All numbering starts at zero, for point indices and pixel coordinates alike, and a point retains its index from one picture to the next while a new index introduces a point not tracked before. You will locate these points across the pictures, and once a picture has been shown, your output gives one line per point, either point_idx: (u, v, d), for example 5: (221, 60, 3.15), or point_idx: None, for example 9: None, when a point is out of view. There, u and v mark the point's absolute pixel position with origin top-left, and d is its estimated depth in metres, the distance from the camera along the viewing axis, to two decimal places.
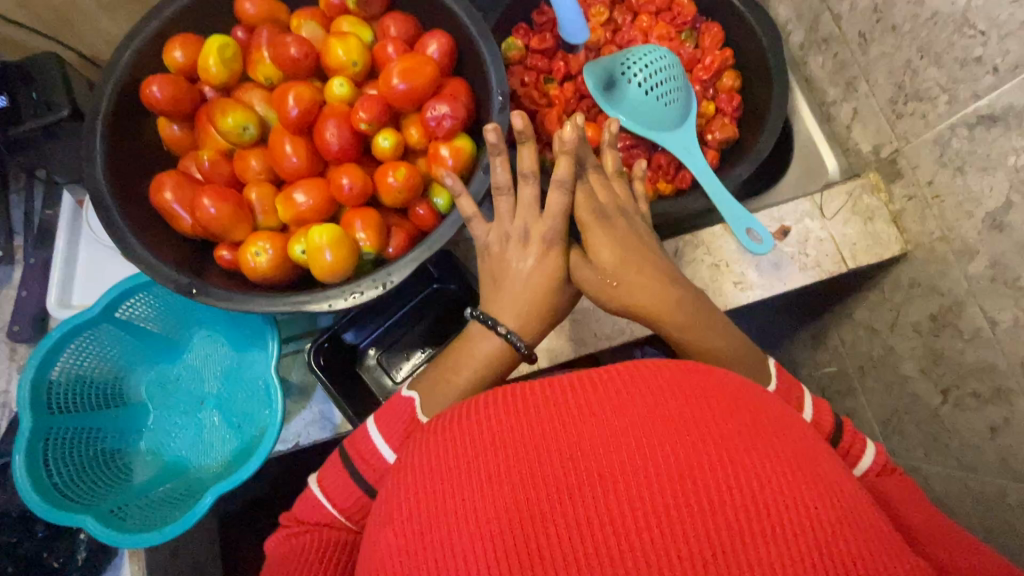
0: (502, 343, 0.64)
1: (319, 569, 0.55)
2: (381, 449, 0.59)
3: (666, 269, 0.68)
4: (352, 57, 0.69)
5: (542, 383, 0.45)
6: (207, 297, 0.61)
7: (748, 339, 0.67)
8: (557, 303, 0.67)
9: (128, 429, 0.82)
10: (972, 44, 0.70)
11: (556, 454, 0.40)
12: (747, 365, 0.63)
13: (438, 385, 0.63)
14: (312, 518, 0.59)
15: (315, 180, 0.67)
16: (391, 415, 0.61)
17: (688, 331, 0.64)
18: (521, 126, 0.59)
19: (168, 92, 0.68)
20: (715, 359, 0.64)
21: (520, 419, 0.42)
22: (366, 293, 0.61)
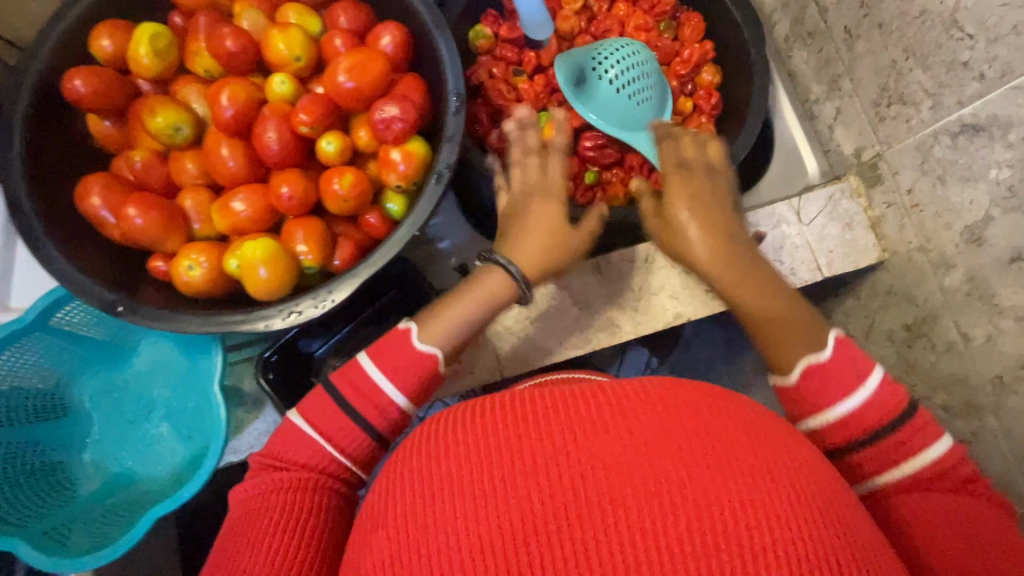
0: (505, 278, 0.64)
1: (289, 517, 0.52)
2: (380, 383, 0.59)
3: (727, 223, 0.66)
4: (295, 52, 0.64)
5: (507, 398, 0.43)
6: (134, 316, 0.57)
7: (812, 313, 0.58)
8: (557, 250, 0.67)
9: (71, 441, 0.79)
10: (960, 47, 0.66)
11: (527, 458, 0.38)
12: (795, 335, 0.57)
13: (449, 330, 0.63)
14: (292, 457, 0.57)
15: (255, 187, 0.62)
16: (405, 365, 0.60)
17: (731, 281, 0.62)
18: (525, 114, 0.74)
19: (93, 86, 0.62)
20: (757, 322, 0.60)
21: (495, 424, 0.41)
22: (304, 312, 0.57)
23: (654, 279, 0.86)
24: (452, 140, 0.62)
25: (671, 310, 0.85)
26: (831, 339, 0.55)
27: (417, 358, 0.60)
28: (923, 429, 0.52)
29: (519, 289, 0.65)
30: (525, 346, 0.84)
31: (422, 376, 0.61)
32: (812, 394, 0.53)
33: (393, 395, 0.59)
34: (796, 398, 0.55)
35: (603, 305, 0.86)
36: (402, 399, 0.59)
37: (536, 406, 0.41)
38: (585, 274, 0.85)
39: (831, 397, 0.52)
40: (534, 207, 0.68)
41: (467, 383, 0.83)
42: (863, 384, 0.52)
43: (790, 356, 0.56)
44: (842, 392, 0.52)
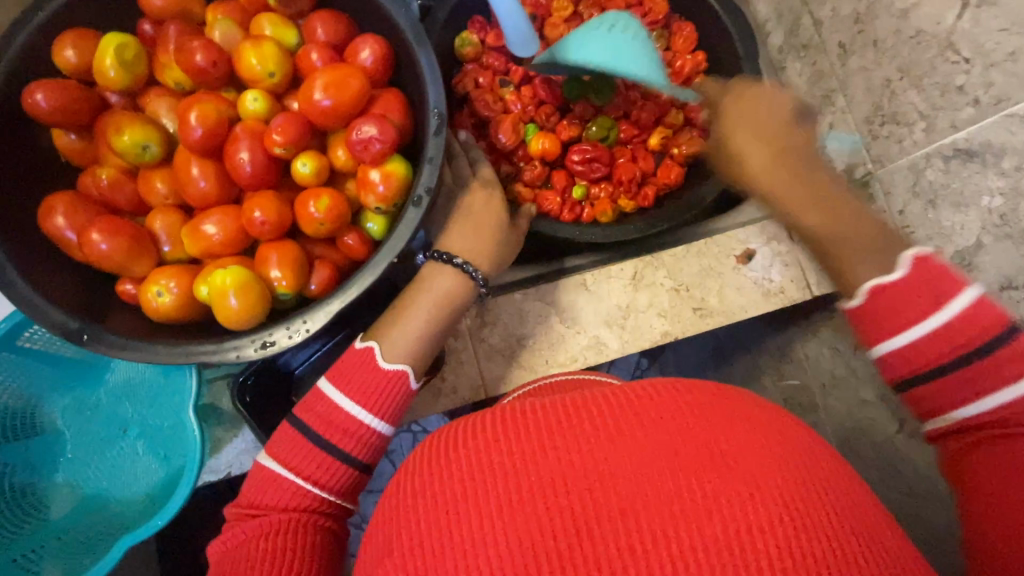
0: (446, 268, 0.66)
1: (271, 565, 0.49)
2: (345, 407, 0.57)
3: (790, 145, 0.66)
4: (268, 68, 0.61)
5: (511, 412, 0.41)
6: (100, 346, 0.54)
7: (885, 240, 0.60)
8: (495, 241, 0.70)
9: (42, 461, 0.77)
10: (955, 70, 0.65)
11: (520, 487, 0.36)
12: (867, 258, 0.58)
13: (410, 338, 0.62)
14: (266, 501, 0.54)
15: (227, 209, 0.60)
16: (369, 383, 0.58)
17: (790, 203, 0.65)
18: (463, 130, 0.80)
19: (57, 101, 0.60)
20: (826, 244, 0.63)
21: (508, 434, 0.38)
22: (277, 342, 0.55)
23: (642, 296, 0.84)
24: (433, 162, 0.60)
25: (659, 328, 0.84)
26: (910, 260, 0.53)
27: (394, 388, 0.59)
28: (995, 371, 0.49)
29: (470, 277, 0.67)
30: (510, 365, 0.82)
31: (393, 394, 0.59)
32: (882, 313, 0.53)
33: (365, 416, 0.57)
34: (871, 322, 0.54)
35: (591, 322, 0.83)
36: (375, 419, 0.57)
37: (503, 444, 0.38)
38: (572, 290, 0.84)
39: (909, 318, 0.52)
40: (471, 202, 0.71)
41: (449, 403, 0.82)
42: (943, 305, 0.51)
43: (860, 278, 0.58)
44: (919, 313, 0.51)
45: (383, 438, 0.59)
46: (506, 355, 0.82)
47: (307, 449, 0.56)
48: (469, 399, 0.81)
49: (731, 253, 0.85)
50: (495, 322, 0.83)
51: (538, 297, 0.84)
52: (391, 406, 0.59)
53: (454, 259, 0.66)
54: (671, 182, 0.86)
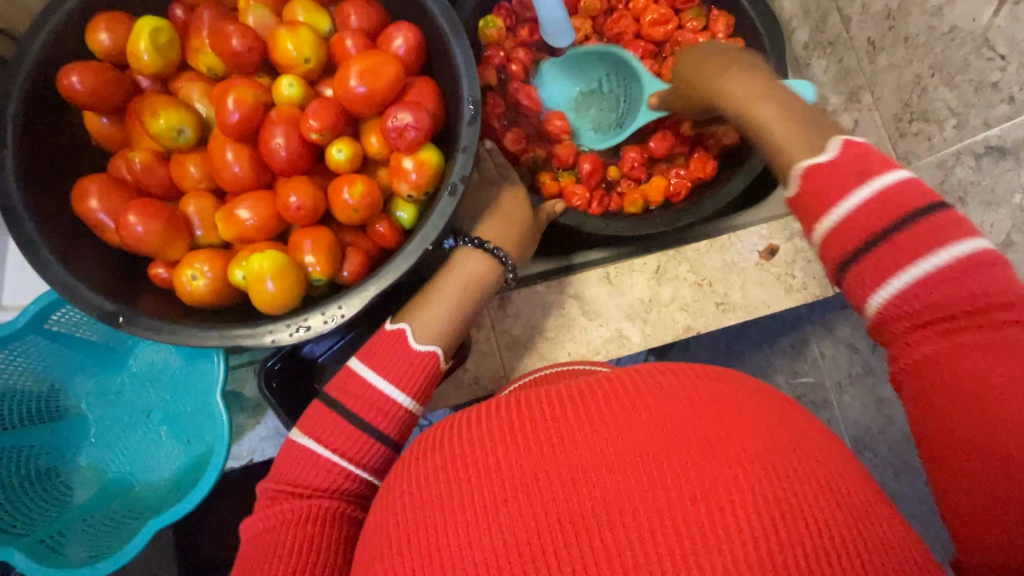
0: (481, 253, 0.67)
1: (307, 551, 0.50)
2: (376, 383, 0.57)
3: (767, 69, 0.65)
4: (304, 53, 0.61)
5: (549, 393, 0.43)
6: (135, 328, 0.55)
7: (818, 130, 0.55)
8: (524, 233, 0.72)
9: (66, 445, 0.77)
10: (989, 67, 0.65)
11: (563, 475, 0.37)
12: (806, 139, 0.55)
13: (441, 319, 0.63)
14: (299, 480, 0.55)
15: (261, 194, 0.60)
16: (399, 366, 0.58)
17: (733, 99, 0.63)
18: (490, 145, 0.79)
19: (93, 84, 0.60)
20: (764, 136, 0.59)
21: (545, 424, 0.40)
22: (312, 328, 0.55)
23: (665, 290, 0.84)
24: (467, 151, 0.59)
25: (682, 322, 0.84)
26: (837, 141, 0.51)
27: (422, 371, 0.60)
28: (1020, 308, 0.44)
29: (501, 262, 0.68)
30: (531, 356, 0.82)
31: (419, 373, 0.59)
32: (814, 195, 0.50)
33: (394, 395, 0.57)
34: (806, 208, 0.51)
35: (613, 315, 0.83)
36: (404, 398, 0.58)
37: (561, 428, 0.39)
38: (595, 284, 0.84)
39: (835, 199, 0.49)
40: (502, 198, 0.73)
41: (472, 393, 0.81)
42: (870, 180, 0.48)
43: (795, 160, 0.54)
44: (846, 192, 0.48)
45: (409, 415, 0.59)
46: (527, 346, 0.82)
47: (335, 431, 0.56)
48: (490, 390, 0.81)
49: (754, 249, 0.85)
50: (517, 314, 0.83)
51: (560, 289, 0.84)
52: (417, 386, 0.59)
53: (490, 245, 0.68)
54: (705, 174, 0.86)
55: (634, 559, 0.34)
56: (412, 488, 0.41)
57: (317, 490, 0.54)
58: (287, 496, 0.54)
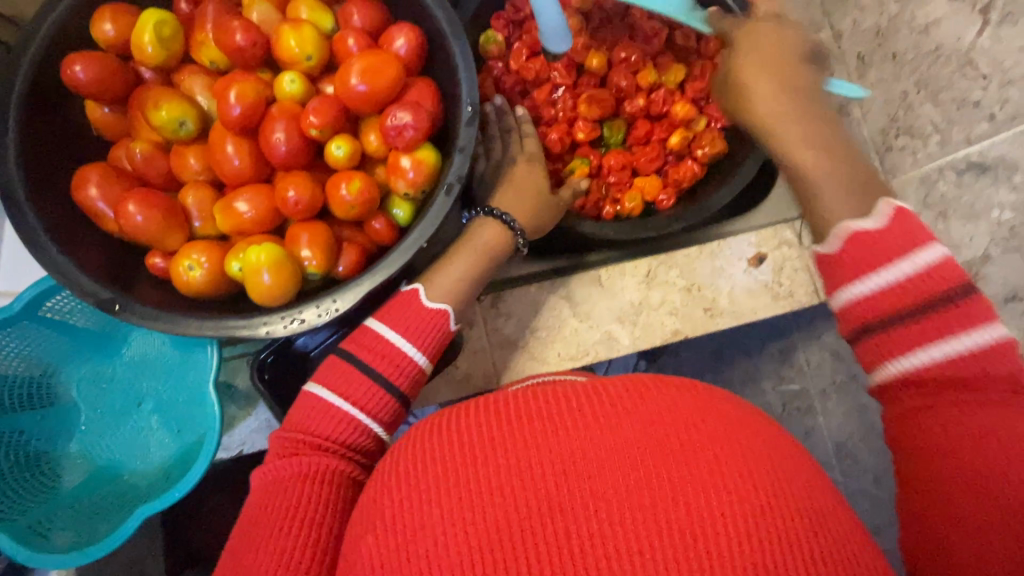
0: (499, 224, 0.70)
1: (315, 497, 0.51)
2: (388, 336, 0.61)
3: (815, 105, 0.58)
4: (306, 51, 0.62)
5: (534, 393, 0.44)
6: (131, 316, 0.55)
7: (868, 185, 0.53)
8: (545, 207, 0.74)
9: (57, 432, 0.77)
10: (972, 86, 0.68)
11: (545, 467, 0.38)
12: (848, 196, 0.53)
13: (455, 281, 0.67)
14: (312, 429, 0.56)
15: (260, 187, 0.61)
16: (414, 323, 0.62)
17: (779, 131, 0.57)
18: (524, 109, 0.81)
19: (96, 74, 0.60)
20: (806, 190, 0.56)
21: (533, 419, 0.41)
22: (306, 320, 0.56)
23: (655, 295, 0.86)
24: (464, 152, 0.61)
25: (670, 326, 0.85)
26: (886, 212, 0.50)
27: (433, 328, 0.63)
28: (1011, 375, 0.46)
29: (513, 235, 0.71)
30: (521, 355, 0.83)
31: (432, 331, 0.63)
32: (849, 264, 0.50)
33: (409, 350, 0.61)
34: (834, 269, 0.51)
35: (604, 317, 0.85)
36: (418, 352, 0.61)
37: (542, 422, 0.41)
38: (586, 285, 0.85)
39: (878, 266, 0.49)
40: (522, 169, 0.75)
41: (463, 389, 0.83)
42: (911, 256, 0.48)
43: (837, 219, 0.52)
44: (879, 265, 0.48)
45: (419, 372, 0.62)
46: (517, 345, 0.83)
47: (345, 381, 0.58)
48: (480, 389, 0.83)
49: (743, 256, 0.87)
50: (509, 314, 0.84)
51: (552, 290, 0.85)
52: (428, 342, 0.62)
53: (503, 214, 0.70)
54: (683, 178, 0.87)
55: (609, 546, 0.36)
56: (397, 473, 0.42)
57: (332, 440, 0.56)
58: (298, 441, 0.56)
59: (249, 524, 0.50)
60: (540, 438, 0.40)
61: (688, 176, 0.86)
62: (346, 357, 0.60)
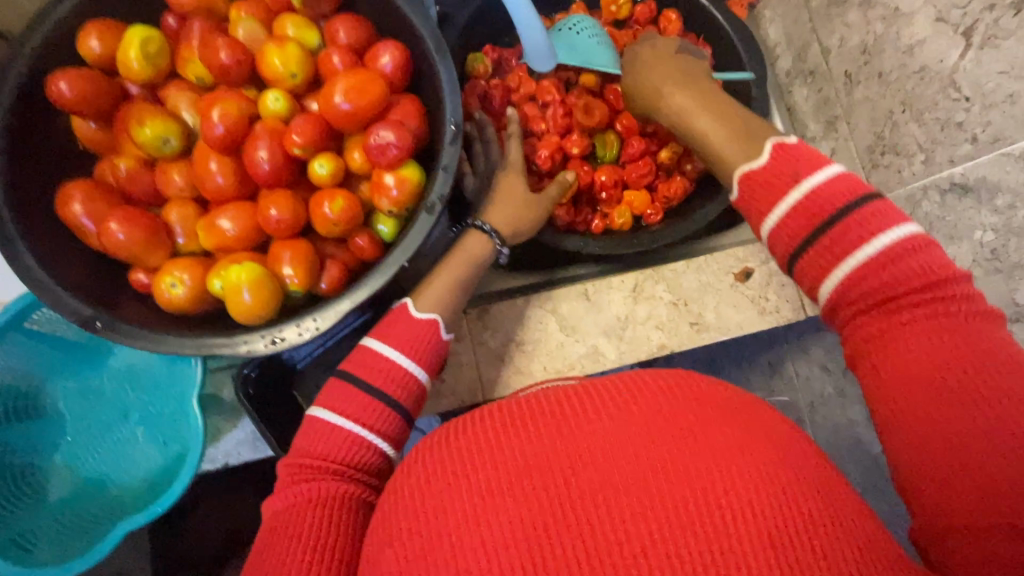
0: (484, 238, 0.71)
1: (325, 523, 0.51)
2: (383, 352, 0.61)
3: (699, 83, 0.66)
4: (291, 69, 0.62)
5: (509, 418, 0.44)
6: (112, 334, 0.55)
7: (760, 129, 0.58)
8: (529, 216, 0.74)
9: (42, 443, 0.78)
10: (955, 107, 0.67)
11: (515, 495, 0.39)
12: (738, 145, 0.58)
13: (443, 296, 0.67)
14: (316, 454, 0.56)
15: (243, 204, 0.61)
16: (410, 335, 0.63)
17: (671, 114, 0.66)
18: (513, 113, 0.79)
19: (80, 91, 0.60)
20: (708, 148, 0.61)
21: (507, 448, 0.42)
22: (287, 339, 0.57)
23: (641, 309, 0.86)
24: (447, 170, 0.61)
25: (656, 340, 0.86)
26: (770, 147, 0.54)
27: (427, 337, 0.64)
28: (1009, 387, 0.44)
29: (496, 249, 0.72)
30: (507, 368, 0.83)
31: (428, 341, 0.64)
32: (756, 193, 0.53)
33: (409, 364, 0.61)
34: (748, 208, 0.54)
35: (590, 331, 0.85)
36: (415, 366, 0.62)
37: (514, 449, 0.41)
38: (573, 299, 0.86)
39: (776, 196, 0.51)
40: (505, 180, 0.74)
41: (449, 403, 0.83)
42: (799, 182, 0.50)
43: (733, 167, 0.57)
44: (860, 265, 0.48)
45: (420, 386, 0.63)
46: (504, 359, 0.84)
47: (347, 400, 0.59)
48: (467, 401, 0.83)
49: (729, 271, 0.87)
50: (495, 327, 0.84)
51: (538, 304, 0.85)
52: (420, 354, 0.63)
53: (480, 222, 0.71)
54: (672, 196, 0.88)
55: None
56: (400, 508, 0.42)
57: (339, 463, 0.56)
58: (308, 465, 0.56)
59: (270, 547, 0.51)
60: (514, 465, 0.41)
61: (676, 193, 0.87)
62: (346, 376, 0.61)
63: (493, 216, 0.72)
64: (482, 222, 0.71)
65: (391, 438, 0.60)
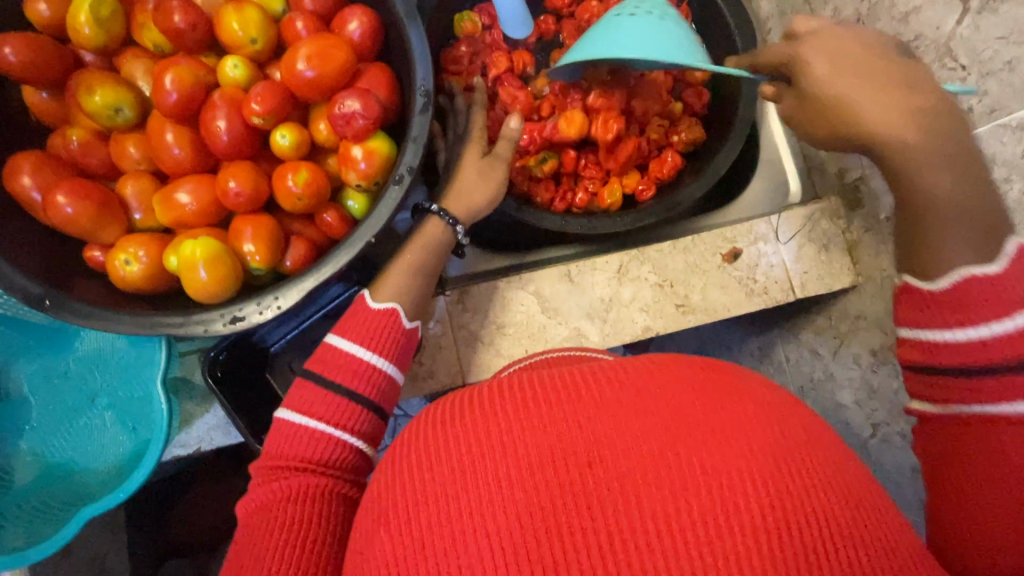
0: (436, 221, 0.68)
1: (295, 523, 0.49)
2: (341, 346, 0.60)
3: (922, 103, 0.50)
4: (250, 34, 0.59)
5: (471, 403, 0.41)
6: (62, 313, 0.53)
7: (990, 214, 0.48)
8: (490, 195, 0.70)
9: (5, 428, 0.75)
10: (952, 78, 0.64)
11: (473, 478, 0.37)
12: (970, 236, 0.47)
13: (398, 283, 0.66)
14: (286, 453, 0.55)
15: (202, 178, 0.59)
16: (369, 329, 0.62)
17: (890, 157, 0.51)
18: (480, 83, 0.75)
19: (27, 57, 0.57)
20: (915, 220, 0.51)
21: (468, 431, 0.39)
22: (247, 318, 0.54)
23: (626, 290, 0.84)
24: (417, 142, 0.58)
25: (641, 323, 0.83)
26: (1015, 254, 0.46)
27: (387, 329, 0.63)
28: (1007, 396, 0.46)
29: (455, 235, 0.69)
30: (488, 352, 0.81)
31: (389, 333, 0.63)
32: (939, 306, 0.48)
33: (371, 358, 0.60)
34: (934, 311, 0.48)
35: (572, 313, 0.83)
36: (376, 356, 0.61)
37: (476, 435, 0.38)
38: (555, 280, 0.83)
39: (979, 318, 0.45)
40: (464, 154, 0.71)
41: (427, 388, 0.80)
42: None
43: (952, 261, 0.48)
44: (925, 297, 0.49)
45: (389, 380, 0.62)
46: (484, 342, 0.81)
47: (311, 400, 0.57)
48: (443, 385, 0.81)
49: (717, 251, 0.85)
50: (475, 309, 0.81)
51: (519, 285, 0.82)
52: (381, 342, 0.62)
53: (432, 205, 0.69)
54: (664, 176, 0.84)
55: (538, 559, 0.34)
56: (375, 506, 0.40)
57: (310, 461, 0.55)
58: (279, 465, 0.54)
59: (243, 550, 0.49)
60: (471, 449, 0.38)
61: (669, 170, 0.84)
62: (307, 372, 0.59)
63: (449, 200, 0.69)
64: (436, 205, 0.69)
65: (365, 434, 0.59)
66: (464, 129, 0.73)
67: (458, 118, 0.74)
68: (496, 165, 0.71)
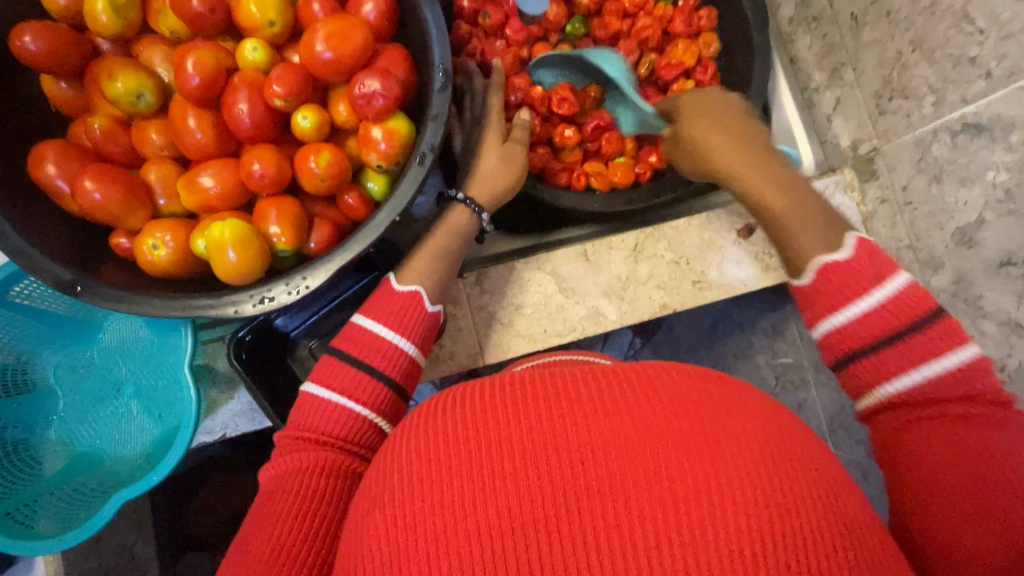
0: (461, 210, 0.69)
1: (313, 502, 0.50)
2: (369, 326, 0.61)
3: (766, 148, 0.68)
4: (268, 16, 0.59)
5: (513, 383, 0.42)
6: (94, 298, 0.53)
7: (814, 210, 0.63)
8: (513, 180, 0.71)
9: (33, 419, 0.76)
10: (969, 42, 0.64)
11: (516, 445, 0.37)
12: (815, 234, 0.61)
13: (426, 270, 0.66)
14: (311, 425, 0.55)
15: (226, 161, 0.59)
16: (396, 312, 0.62)
17: (748, 185, 0.66)
18: (497, 65, 0.75)
19: (48, 45, 0.56)
20: (772, 219, 0.64)
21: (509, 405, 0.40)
22: (276, 299, 0.54)
23: (642, 268, 0.84)
24: (437, 120, 0.57)
25: (658, 300, 0.84)
26: (853, 240, 0.59)
27: (412, 310, 0.63)
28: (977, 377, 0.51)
29: (480, 222, 0.70)
30: (508, 333, 0.82)
31: (416, 316, 0.63)
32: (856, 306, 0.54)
33: (397, 340, 0.61)
34: (812, 301, 0.58)
35: (590, 292, 0.83)
36: (401, 339, 0.61)
37: (520, 405, 0.39)
38: (572, 260, 0.83)
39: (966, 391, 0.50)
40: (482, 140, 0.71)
41: (448, 368, 0.81)
42: (881, 282, 0.55)
43: (807, 256, 0.60)
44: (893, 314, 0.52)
45: (412, 361, 0.62)
46: (503, 323, 0.82)
47: (337, 375, 0.58)
48: (461, 366, 0.81)
49: (733, 227, 0.85)
50: (493, 290, 0.82)
51: (536, 266, 0.83)
52: (408, 327, 0.62)
53: (456, 194, 0.69)
54: None
55: (583, 517, 0.35)
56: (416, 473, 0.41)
57: (333, 436, 0.55)
58: (303, 438, 0.55)
59: (260, 518, 0.50)
60: (509, 420, 0.39)
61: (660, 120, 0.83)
62: (336, 351, 0.60)
63: (472, 187, 0.69)
64: (460, 194, 0.69)
65: (388, 415, 0.59)
66: (481, 113, 0.73)
67: (473, 101, 0.74)
68: (516, 152, 0.71)
